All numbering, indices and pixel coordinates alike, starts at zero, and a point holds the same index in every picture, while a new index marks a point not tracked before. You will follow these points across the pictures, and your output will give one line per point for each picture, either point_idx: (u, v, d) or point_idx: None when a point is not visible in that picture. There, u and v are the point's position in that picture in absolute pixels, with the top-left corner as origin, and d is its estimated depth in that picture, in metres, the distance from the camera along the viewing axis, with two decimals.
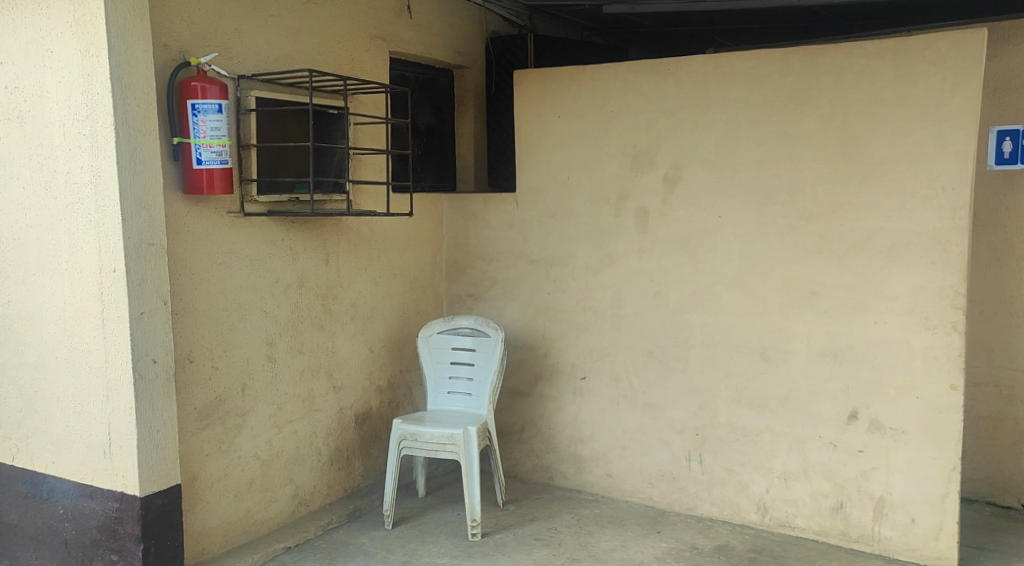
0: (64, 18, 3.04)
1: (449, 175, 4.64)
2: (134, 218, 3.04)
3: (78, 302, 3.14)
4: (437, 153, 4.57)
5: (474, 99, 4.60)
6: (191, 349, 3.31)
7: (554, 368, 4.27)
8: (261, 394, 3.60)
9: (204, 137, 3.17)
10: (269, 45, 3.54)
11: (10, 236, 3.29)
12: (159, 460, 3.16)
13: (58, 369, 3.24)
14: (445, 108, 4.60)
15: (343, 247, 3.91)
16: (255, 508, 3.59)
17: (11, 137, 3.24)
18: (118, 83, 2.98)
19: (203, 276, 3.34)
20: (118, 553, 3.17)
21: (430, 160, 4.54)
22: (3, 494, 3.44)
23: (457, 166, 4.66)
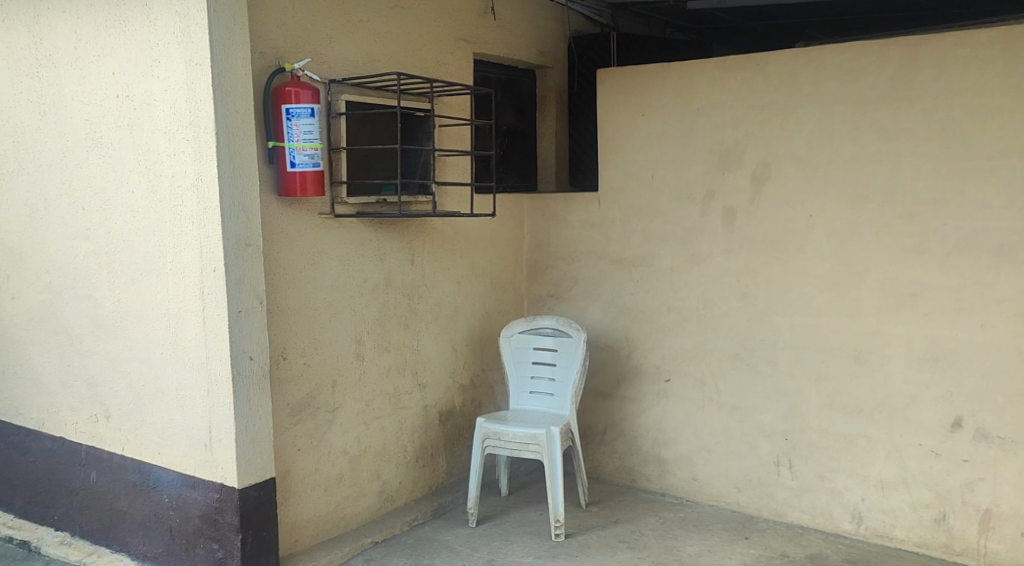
0: (170, 29, 3.18)
1: (531, 175, 4.64)
2: (233, 220, 3.17)
3: (182, 300, 3.30)
4: (519, 153, 4.58)
5: (556, 98, 4.60)
6: (285, 346, 3.42)
7: (638, 369, 4.23)
8: (351, 391, 3.68)
9: (298, 141, 3.29)
10: (357, 49, 3.63)
11: (122, 237, 3.46)
12: (255, 453, 3.28)
13: (164, 364, 3.40)
14: (528, 108, 4.62)
15: (428, 247, 3.97)
16: (343, 502, 3.68)
17: (121, 143, 3.41)
18: (219, 91, 3.11)
19: (296, 276, 3.45)
20: (218, 542, 3.30)
21: (513, 160, 4.55)
22: (113, 483, 3.62)
23: (539, 166, 4.66)
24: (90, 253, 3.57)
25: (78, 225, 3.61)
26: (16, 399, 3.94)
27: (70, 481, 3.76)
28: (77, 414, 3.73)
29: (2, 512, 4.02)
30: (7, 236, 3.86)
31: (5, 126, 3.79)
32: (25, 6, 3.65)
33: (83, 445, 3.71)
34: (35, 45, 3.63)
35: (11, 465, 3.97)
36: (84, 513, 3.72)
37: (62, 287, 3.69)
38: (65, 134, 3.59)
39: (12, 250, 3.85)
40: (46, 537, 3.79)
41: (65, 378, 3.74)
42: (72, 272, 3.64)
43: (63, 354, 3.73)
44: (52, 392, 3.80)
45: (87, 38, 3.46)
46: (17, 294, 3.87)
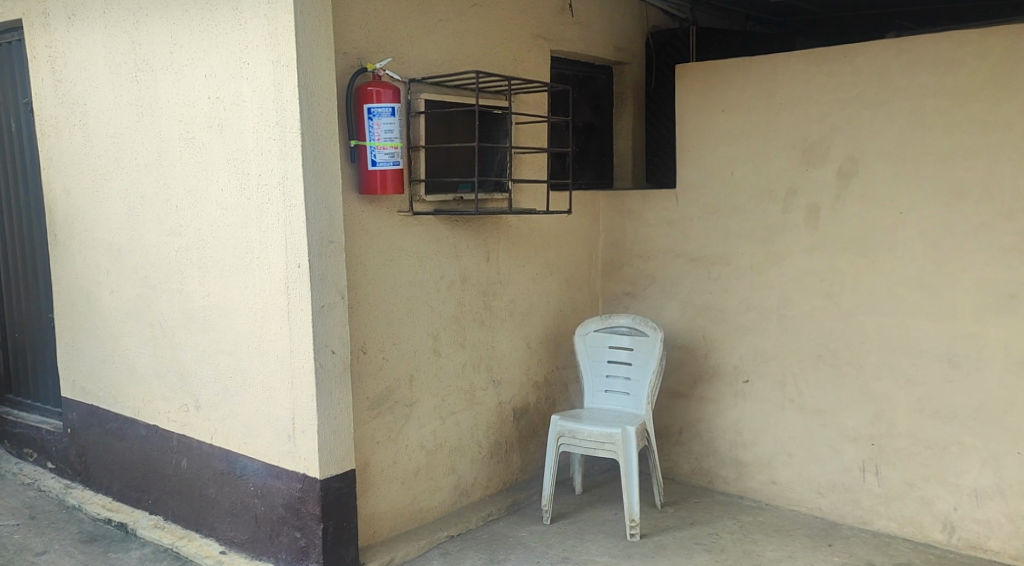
0: (259, 32, 3.28)
1: (607, 172, 4.61)
2: (317, 217, 3.25)
3: (268, 295, 3.39)
4: (595, 151, 4.55)
5: (633, 95, 4.56)
6: (364, 341, 3.48)
7: (716, 369, 4.15)
8: (427, 386, 3.73)
9: (379, 140, 3.35)
10: (435, 48, 3.66)
11: (212, 234, 3.59)
12: (336, 445, 3.36)
13: (251, 357, 3.50)
14: (605, 106, 4.59)
15: (503, 244, 3.99)
16: (420, 495, 3.73)
17: (212, 143, 3.53)
18: (304, 92, 3.19)
19: (375, 272, 3.51)
20: (301, 530, 3.39)
21: (589, 157, 4.54)
22: (203, 471, 3.76)
23: (615, 164, 4.63)
24: (183, 249, 3.71)
25: (172, 222, 3.75)
26: (113, 388, 4.13)
27: (164, 467, 3.92)
28: (169, 403, 3.88)
29: (102, 495, 4.23)
30: (107, 232, 4.05)
31: (106, 128, 3.97)
32: (124, 13, 3.80)
33: (175, 433, 3.87)
34: (134, 49, 3.79)
35: (109, 450, 4.17)
36: (176, 498, 3.88)
37: (157, 281, 3.85)
38: (161, 135, 3.74)
39: (111, 246, 4.04)
40: (141, 520, 3.97)
41: (159, 369, 3.90)
42: (166, 267, 3.80)
43: (157, 346, 3.90)
44: (147, 382, 3.97)
45: (181, 42, 3.59)
46: (115, 288, 4.05)
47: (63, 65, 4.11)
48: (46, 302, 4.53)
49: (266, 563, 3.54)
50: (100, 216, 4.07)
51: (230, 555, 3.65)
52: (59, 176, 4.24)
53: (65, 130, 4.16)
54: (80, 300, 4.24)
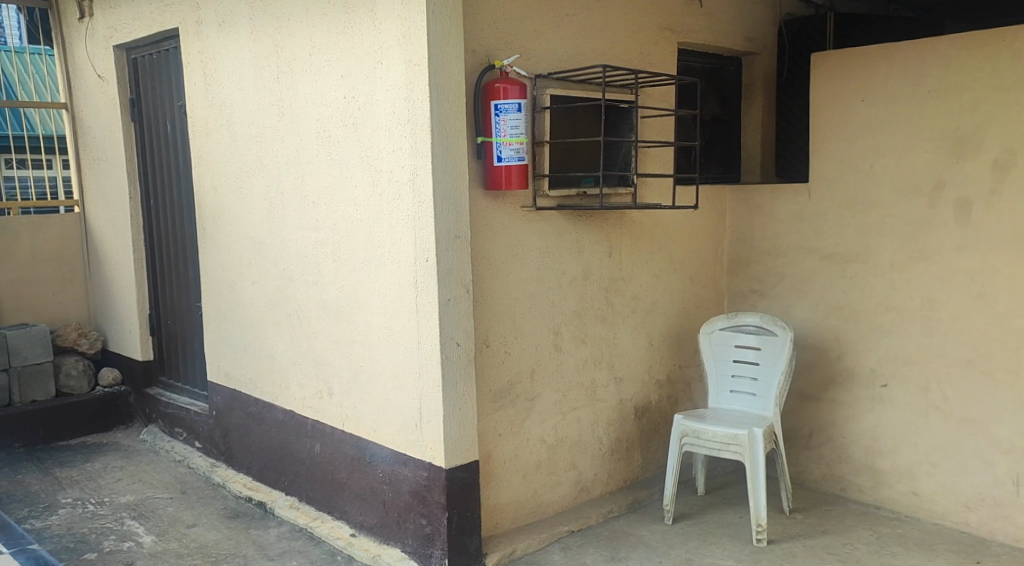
0: (392, 33, 3.36)
1: (735, 166, 4.50)
2: (444, 213, 3.31)
3: (398, 287, 3.48)
4: (723, 144, 4.46)
5: (763, 87, 4.44)
6: (487, 334, 3.52)
7: (850, 372, 3.97)
8: (549, 380, 3.74)
9: (505, 136, 3.38)
10: (562, 43, 3.66)
11: (346, 229, 3.71)
12: (461, 436, 3.42)
13: (380, 347, 3.61)
14: (733, 98, 4.48)
15: (626, 240, 3.95)
16: (541, 489, 3.75)
17: (347, 141, 3.66)
18: (434, 90, 3.25)
19: (500, 266, 3.54)
20: (427, 518, 3.46)
21: (716, 150, 4.44)
22: (334, 456, 3.91)
23: (743, 157, 4.52)
24: (318, 243, 3.87)
25: (309, 217, 3.91)
26: (254, 375, 4.36)
27: (299, 451, 4.11)
28: (305, 389, 4.05)
29: (243, 474, 4.47)
30: (249, 227, 4.27)
31: (250, 127, 4.18)
32: (267, 18, 3.99)
33: (310, 419, 4.04)
34: (276, 52, 3.97)
35: (250, 432, 4.41)
36: (309, 481, 4.06)
37: (294, 273, 4.03)
38: (300, 133, 3.90)
39: (253, 240, 4.26)
40: (278, 500, 4.18)
41: (295, 357, 4.09)
42: (304, 260, 3.96)
43: (294, 335, 4.08)
44: (284, 369, 4.17)
45: (320, 44, 3.73)
46: (256, 280, 4.27)
47: (213, 69, 4.35)
48: (195, 292, 4.83)
49: (393, 547, 3.65)
50: (243, 211, 4.30)
51: (360, 537, 3.79)
52: (209, 174, 4.50)
53: (214, 131, 4.41)
54: (226, 291, 4.49)
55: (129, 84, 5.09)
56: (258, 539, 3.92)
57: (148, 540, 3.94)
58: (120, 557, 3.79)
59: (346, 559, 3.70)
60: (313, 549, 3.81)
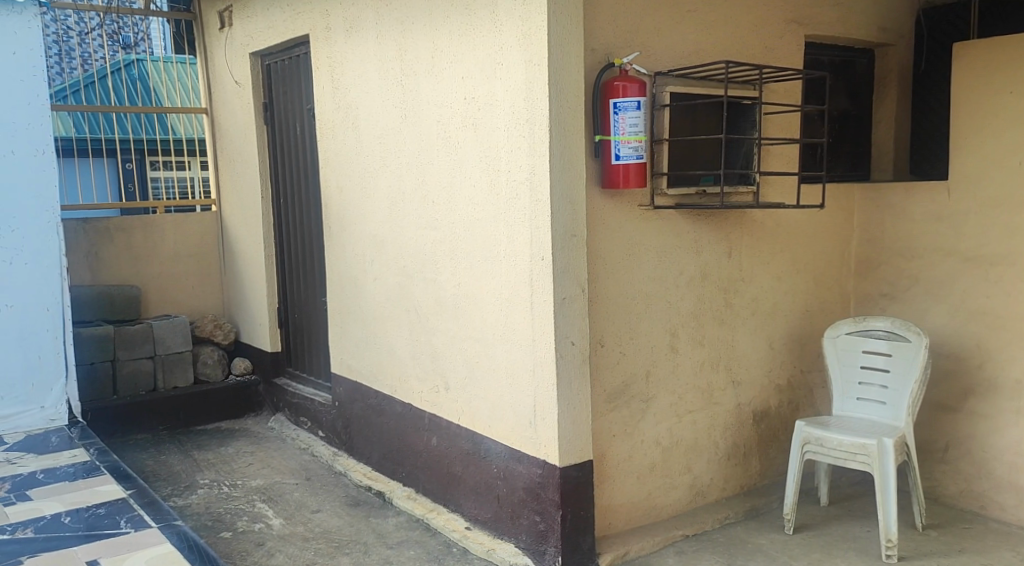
0: (513, 33, 3.37)
1: (865, 162, 4.33)
2: (562, 212, 3.31)
3: (514, 285, 3.50)
4: (852, 140, 4.30)
5: (899, 80, 4.24)
6: (602, 334, 3.49)
7: (991, 383, 3.74)
8: (665, 382, 3.68)
9: (623, 134, 3.34)
10: (685, 40, 3.59)
11: (464, 227, 3.76)
12: (575, 435, 3.41)
13: (496, 344, 3.64)
14: (864, 92, 4.31)
15: (746, 240, 3.85)
16: (656, 492, 3.69)
17: (466, 142, 3.70)
18: (554, 89, 3.25)
19: (616, 266, 3.51)
20: (541, 515, 3.47)
21: (844, 147, 4.28)
22: (450, 450, 3.97)
23: (875, 154, 4.35)
24: (437, 241, 3.94)
25: (428, 215, 3.98)
26: (375, 368, 4.48)
27: (416, 443, 4.20)
28: (423, 384, 4.14)
29: (364, 464, 4.60)
30: (372, 226, 4.39)
31: (374, 129, 4.30)
32: (392, 23, 4.08)
33: (427, 412, 4.12)
34: (400, 55, 4.05)
35: (370, 423, 4.54)
36: (426, 473, 4.14)
37: (414, 271, 4.12)
38: (421, 134, 3.98)
39: (375, 238, 4.38)
40: (396, 490, 4.28)
41: (414, 352, 4.18)
42: (423, 258, 4.04)
43: (413, 331, 4.17)
44: (403, 363, 4.26)
45: (441, 46, 3.79)
46: (378, 276, 4.38)
47: (341, 73, 4.49)
48: (321, 288, 5.01)
49: (507, 542, 3.67)
50: (367, 210, 4.42)
51: (474, 531, 3.83)
52: (335, 174, 4.65)
53: (341, 133, 4.56)
54: (349, 287, 4.63)
55: (263, 89, 5.32)
56: (377, 527, 4.03)
57: (277, 522, 4.11)
58: (252, 536, 3.97)
59: (461, 552, 3.75)
60: (430, 540, 3.88)
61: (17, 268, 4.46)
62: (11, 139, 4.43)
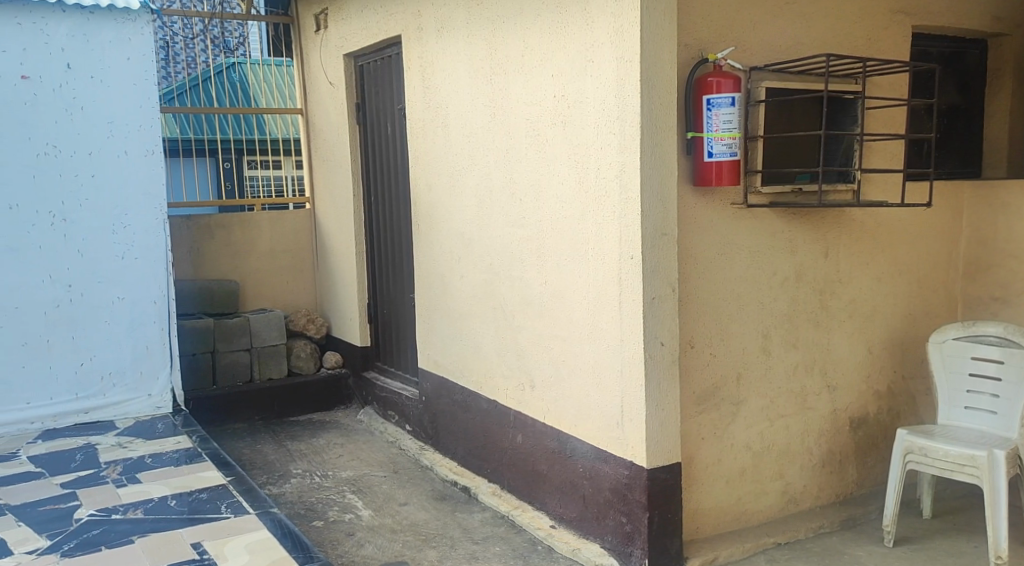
0: (605, 30, 3.33)
1: (975, 159, 4.13)
2: (652, 210, 3.25)
3: (602, 284, 3.47)
4: (961, 135, 4.11)
5: (1013, 71, 4.04)
6: (692, 335, 3.42)
7: None
8: (757, 385, 3.59)
9: (717, 131, 3.26)
10: (783, 34, 3.48)
11: (552, 225, 3.74)
12: (663, 437, 3.35)
13: (583, 343, 3.61)
14: (976, 85, 4.11)
15: (845, 240, 3.72)
16: (746, 497, 3.61)
17: (555, 139, 3.68)
18: (646, 85, 3.19)
19: (707, 265, 3.43)
20: (627, 516, 3.43)
21: (953, 142, 4.10)
22: (536, 448, 3.96)
23: (986, 149, 4.14)
24: (524, 239, 3.93)
25: (516, 213, 3.98)
26: (461, 364, 4.50)
27: (502, 440, 4.20)
28: (508, 381, 4.14)
29: (450, 459, 4.64)
30: (461, 223, 4.41)
31: (463, 127, 4.32)
32: (483, 22, 4.09)
33: (512, 410, 4.12)
34: (490, 54, 4.06)
35: (457, 419, 4.57)
36: (511, 470, 4.14)
37: (501, 268, 4.12)
38: (510, 132, 3.97)
39: (463, 236, 4.40)
40: (481, 486, 4.30)
41: (500, 349, 4.18)
42: (510, 255, 4.04)
43: (499, 329, 4.18)
44: (489, 360, 4.27)
45: (532, 44, 3.77)
46: (465, 274, 4.41)
47: (432, 73, 4.53)
48: (409, 284, 5.07)
49: (593, 542, 3.64)
50: (455, 207, 4.45)
51: (559, 529, 3.81)
52: (425, 172, 4.69)
53: (431, 131, 4.59)
54: (437, 284, 4.67)
55: (356, 89, 5.42)
56: (463, 522, 4.05)
57: (366, 513, 4.18)
58: (342, 526, 4.04)
59: (546, 550, 3.74)
60: (515, 537, 3.88)
61: (129, 263, 4.64)
62: (124, 139, 4.59)
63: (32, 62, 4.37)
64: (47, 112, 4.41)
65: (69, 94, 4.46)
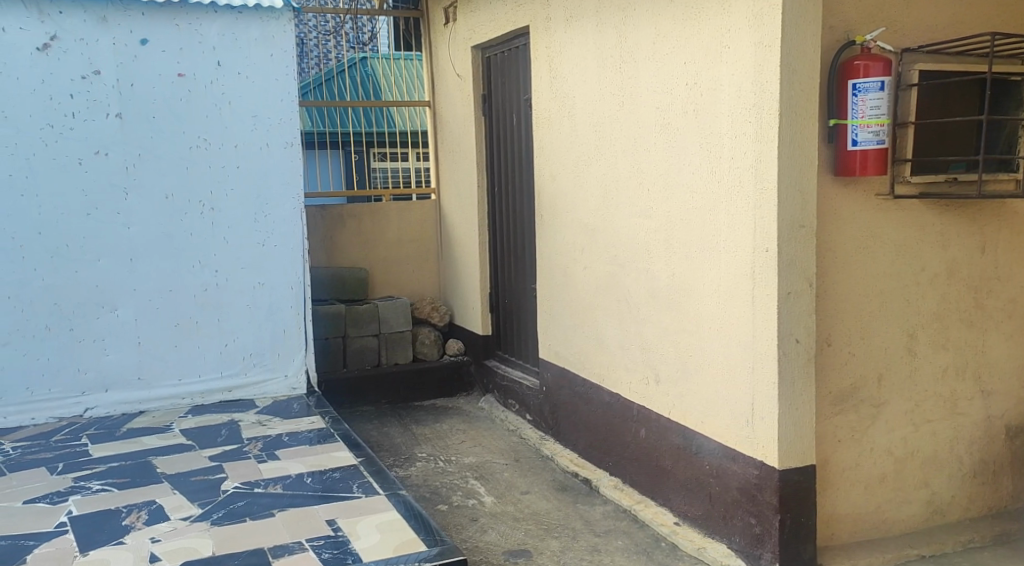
0: (743, 15, 3.23)
1: None
2: (790, 202, 3.14)
3: (734, 277, 3.37)
4: None
5: None
6: (829, 332, 3.29)
7: None
8: (900, 388, 3.42)
9: (862, 117, 3.12)
10: (938, 15, 3.30)
11: (682, 216, 3.66)
12: (797, 437, 3.23)
13: (712, 338, 3.52)
14: None
15: (1004, 234, 3.50)
16: (887, 505, 3.45)
17: (687, 129, 3.60)
18: (787, 71, 3.08)
19: (849, 259, 3.29)
20: (756, 517, 3.33)
21: None
22: (660, 443, 3.89)
23: None
24: (652, 230, 3.87)
25: (643, 204, 3.92)
26: (583, 356, 4.48)
27: (624, 434, 4.15)
28: (632, 374, 4.08)
29: (571, 450, 4.62)
30: (585, 214, 4.38)
31: (590, 117, 4.28)
32: (613, 10, 4.04)
33: (636, 403, 4.06)
34: (620, 43, 4.01)
35: (577, 410, 4.55)
36: (635, 465, 4.09)
37: (626, 260, 4.07)
38: (639, 122, 3.91)
39: (587, 227, 4.37)
40: (602, 479, 4.26)
41: (624, 342, 4.13)
42: (636, 247, 3.98)
43: (623, 322, 4.13)
44: (613, 352, 4.22)
45: (664, 32, 3.70)
46: (588, 265, 4.38)
47: (559, 63, 4.51)
48: (531, 274, 5.07)
49: (719, 542, 3.56)
50: (580, 198, 4.42)
51: (683, 527, 3.74)
52: (549, 163, 4.68)
53: (557, 122, 4.58)
54: (560, 275, 4.65)
55: (483, 81, 5.45)
56: (585, 514, 4.02)
57: (489, 500, 4.21)
58: (466, 511, 4.09)
59: (669, 547, 3.67)
60: (637, 532, 3.83)
61: (270, 250, 4.82)
62: (266, 132, 4.76)
63: (187, 60, 4.58)
64: (200, 107, 4.62)
65: (219, 90, 4.66)
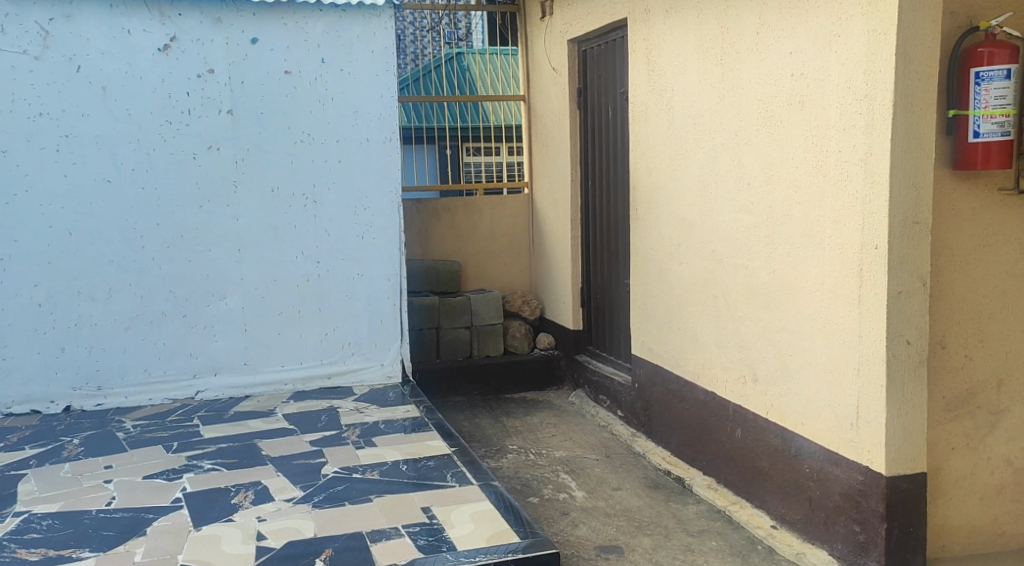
0: (855, 2, 3.11)
1: None
2: (903, 197, 3.01)
3: (839, 275, 3.25)
4: None
5: None
6: (943, 334, 3.14)
7: None
8: (1020, 395, 3.25)
9: (986, 108, 2.96)
10: None
11: (784, 212, 3.55)
12: (906, 443, 3.09)
13: (815, 337, 3.41)
14: None
15: None
16: (1004, 517, 3.29)
17: (791, 121, 3.49)
18: (902, 60, 2.95)
19: (966, 258, 3.14)
20: (861, 525, 3.21)
21: None
22: (758, 444, 3.79)
23: None
24: (752, 226, 3.76)
25: (743, 198, 3.82)
26: (677, 352, 4.40)
27: (720, 434, 4.06)
28: (729, 373, 3.99)
29: (663, 448, 4.55)
30: (682, 208, 4.30)
31: (689, 110, 4.20)
32: (714, 1, 3.94)
33: (732, 402, 3.97)
34: (721, 34, 3.91)
35: (671, 408, 4.47)
36: (730, 465, 3.99)
37: (724, 255, 3.97)
38: (740, 115, 3.81)
39: (684, 221, 4.29)
40: (696, 478, 4.18)
41: (720, 340, 4.04)
42: (735, 242, 3.88)
43: (720, 318, 4.04)
44: (709, 351, 4.13)
45: (769, 22, 3.59)
46: (685, 260, 4.30)
47: (657, 56, 4.44)
48: (624, 269, 5.00)
49: (819, 548, 3.44)
50: (677, 192, 4.34)
51: (781, 530, 3.64)
52: (646, 156, 4.61)
53: (654, 115, 4.50)
54: (655, 270, 4.58)
55: (579, 73, 5.41)
56: (678, 512, 3.95)
57: (580, 495, 4.17)
58: (557, 505, 4.06)
59: (766, 550, 3.57)
60: (732, 533, 3.73)
61: (368, 242, 4.89)
62: (367, 127, 4.83)
63: (293, 57, 4.67)
64: (305, 103, 4.71)
65: (324, 86, 4.74)
